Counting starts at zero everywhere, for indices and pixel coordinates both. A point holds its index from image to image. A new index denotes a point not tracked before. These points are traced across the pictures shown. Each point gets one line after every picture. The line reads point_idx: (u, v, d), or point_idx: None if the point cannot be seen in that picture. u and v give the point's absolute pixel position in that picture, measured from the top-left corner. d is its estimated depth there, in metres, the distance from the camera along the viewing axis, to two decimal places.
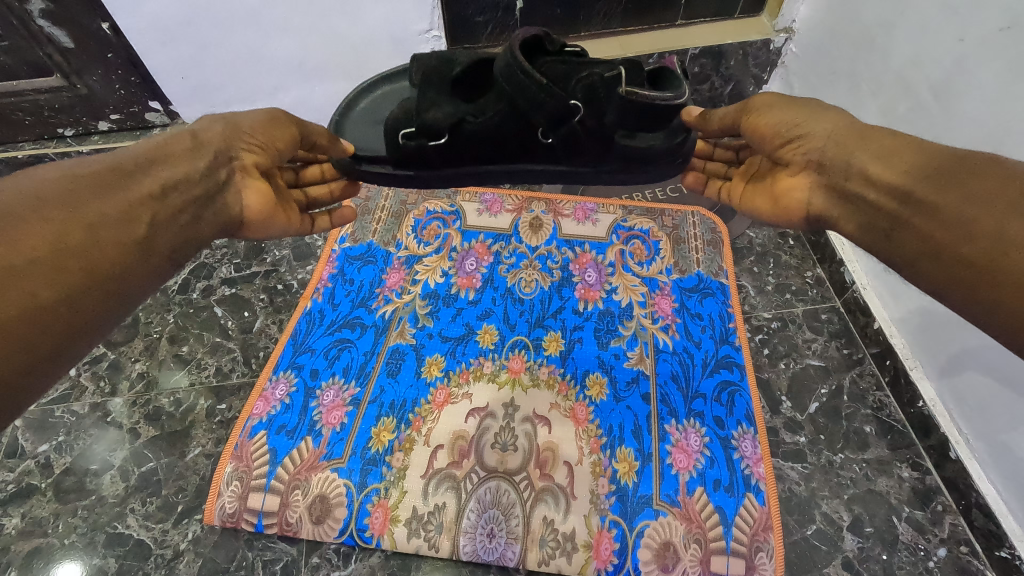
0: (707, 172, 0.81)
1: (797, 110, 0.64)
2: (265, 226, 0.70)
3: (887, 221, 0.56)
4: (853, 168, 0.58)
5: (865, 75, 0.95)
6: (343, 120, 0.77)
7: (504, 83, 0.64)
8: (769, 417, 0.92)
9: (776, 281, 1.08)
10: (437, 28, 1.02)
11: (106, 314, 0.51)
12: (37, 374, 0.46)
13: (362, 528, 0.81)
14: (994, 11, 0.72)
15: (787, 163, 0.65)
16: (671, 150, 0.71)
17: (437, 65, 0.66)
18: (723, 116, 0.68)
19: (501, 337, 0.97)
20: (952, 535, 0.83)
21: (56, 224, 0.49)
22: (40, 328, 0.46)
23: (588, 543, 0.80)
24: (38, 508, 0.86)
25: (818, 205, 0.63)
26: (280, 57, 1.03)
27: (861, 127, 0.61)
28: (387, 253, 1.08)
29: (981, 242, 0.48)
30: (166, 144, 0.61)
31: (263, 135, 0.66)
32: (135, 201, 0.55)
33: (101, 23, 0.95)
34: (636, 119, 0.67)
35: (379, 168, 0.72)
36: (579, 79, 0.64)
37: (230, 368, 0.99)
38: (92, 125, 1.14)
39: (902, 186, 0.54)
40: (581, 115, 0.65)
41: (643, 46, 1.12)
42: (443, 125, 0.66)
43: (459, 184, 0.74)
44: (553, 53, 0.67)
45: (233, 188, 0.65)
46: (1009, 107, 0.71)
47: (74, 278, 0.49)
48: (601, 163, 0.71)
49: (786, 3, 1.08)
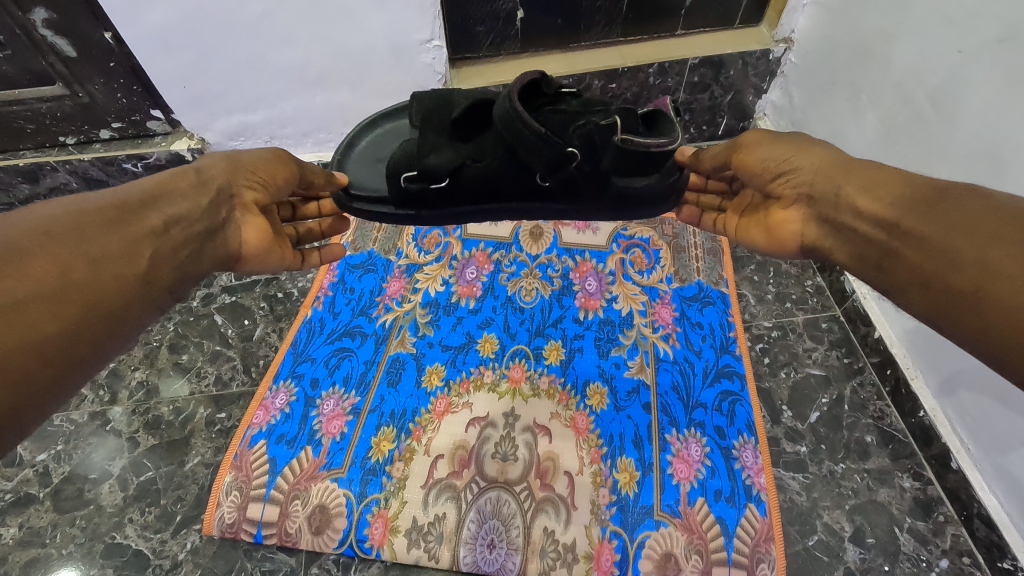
0: (701, 206, 0.84)
1: (785, 145, 0.65)
2: (262, 260, 0.70)
3: (878, 252, 0.56)
4: (841, 201, 0.59)
5: (865, 85, 0.96)
6: (345, 161, 0.77)
7: (502, 128, 0.64)
8: (770, 427, 0.92)
9: (776, 290, 1.07)
10: (438, 38, 1.01)
11: (104, 347, 0.51)
12: (35, 407, 0.45)
13: (362, 538, 0.81)
14: (992, 22, 0.73)
15: (779, 197, 0.66)
16: (665, 191, 0.71)
17: (438, 109, 0.68)
18: (714, 155, 0.72)
19: (502, 346, 0.97)
20: (954, 546, 0.83)
21: (62, 257, 0.49)
22: (39, 361, 0.46)
23: (589, 554, 0.79)
24: (37, 517, 0.86)
25: (811, 235, 0.64)
26: (282, 66, 1.03)
27: (845, 162, 0.62)
28: (388, 262, 1.08)
29: (967, 271, 0.48)
30: (170, 179, 0.61)
31: (264, 172, 0.67)
32: (138, 236, 0.55)
33: (103, 33, 0.96)
34: (633, 163, 0.68)
35: (382, 209, 0.73)
36: (576, 126, 0.63)
37: (230, 377, 0.99)
38: (94, 133, 1.13)
39: (892, 212, 0.55)
40: (579, 161, 0.65)
41: (642, 56, 1.13)
42: (443, 169, 0.66)
43: (459, 221, 0.75)
44: (550, 95, 0.68)
45: (233, 225, 0.65)
46: (1008, 118, 0.71)
47: (75, 311, 0.49)
48: (597, 203, 0.71)
49: (785, 13, 1.09)
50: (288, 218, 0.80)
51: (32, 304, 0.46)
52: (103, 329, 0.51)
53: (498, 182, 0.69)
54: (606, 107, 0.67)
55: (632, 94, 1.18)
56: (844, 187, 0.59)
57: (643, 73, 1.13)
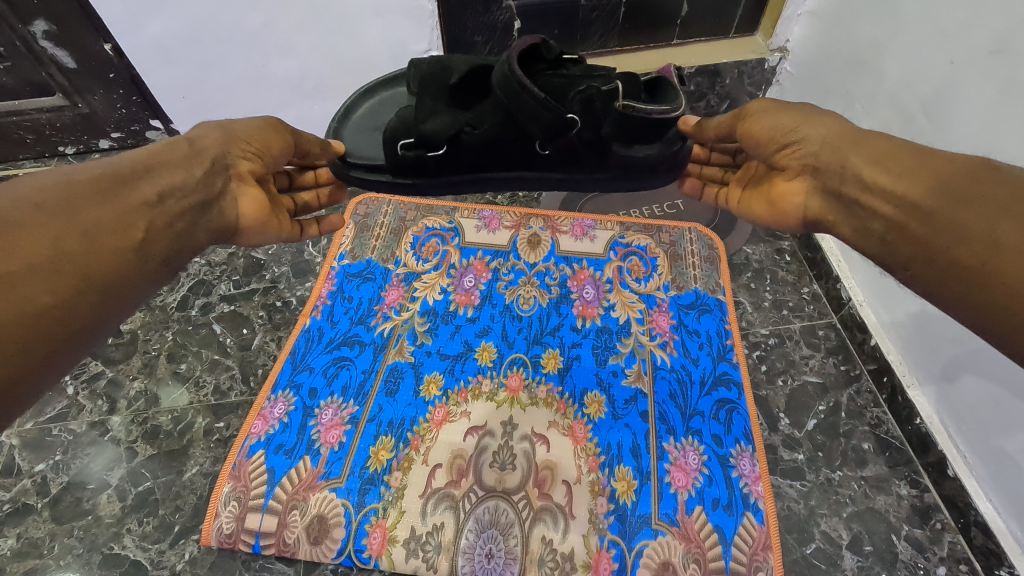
0: (703, 177, 0.83)
1: (793, 115, 0.64)
2: (260, 232, 0.70)
3: (882, 225, 0.57)
4: (847, 172, 0.59)
5: (859, 96, 0.96)
6: (341, 128, 0.77)
7: (499, 91, 0.64)
8: (767, 434, 0.92)
9: (773, 297, 1.08)
10: (436, 47, 1.03)
11: (102, 317, 0.52)
12: (33, 376, 0.47)
13: (360, 548, 0.81)
14: (983, 34, 0.73)
15: (783, 168, 0.65)
16: (668, 159, 0.72)
17: (435, 73, 0.67)
18: (718, 125, 0.69)
19: (499, 355, 0.97)
20: (952, 554, 0.83)
21: (53, 229, 0.49)
22: (37, 332, 0.47)
23: (588, 563, 0.79)
24: (35, 528, 0.85)
25: (814, 208, 0.64)
26: (281, 76, 1.04)
27: (852, 132, 0.61)
28: (386, 270, 1.09)
29: (973, 244, 0.48)
30: (162, 150, 0.60)
31: (258, 141, 0.67)
32: (131, 208, 0.55)
33: (103, 44, 0.97)
34: (634, 130, 0.69)
35: (378, 176, 0.73)
36: (576, 92, 0.64)
37: (229, 387, 0.99)
38: (93, 143, 1.14)
39: (899, 184, 0.55)
40: (578, 128, 0.65)
41: (639, 65, 1.14)
42: (441, 137, 0.67)
43: (455, 191, 0.75)
44: (550, 61, 0.69)
45: (229, 196, 0.65)
46: (1001, 128, 0.72)
47: (72, 282, 0.49)
48: (598, 171, 0.72)
49: (780, 22, 1.10)
50: (285, 188, 0.80)
51: (27, 274, 0.47)
52: (100, 300, 0.51)
53: (498, 150, 0.69)
54: (607, 72, 0.68)
55: None
56: (850, 158, 0.59)
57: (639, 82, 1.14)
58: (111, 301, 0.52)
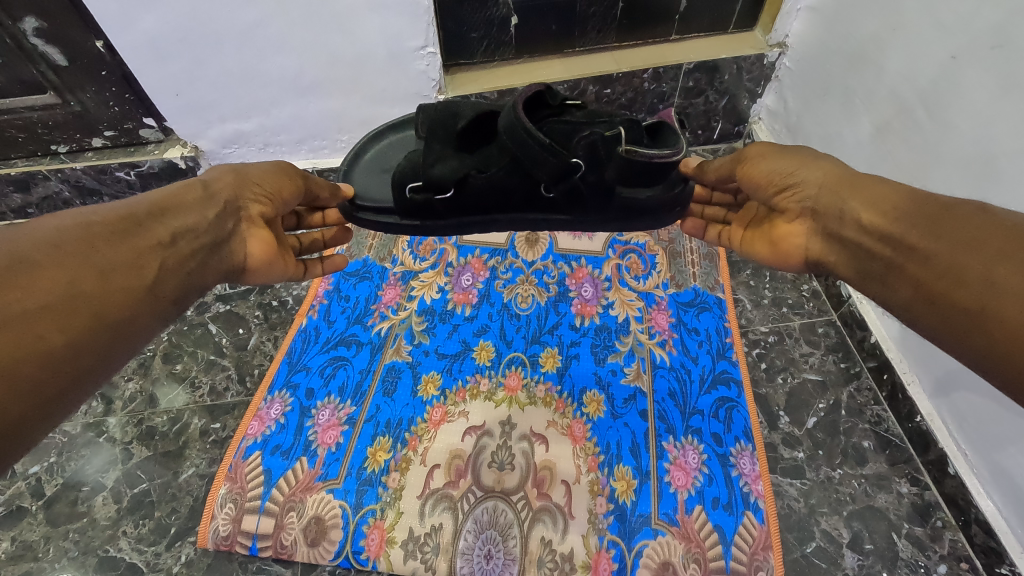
0: (705, 218, 0.82)
1: (789, 159, 0.65)
2: (266, 271, 0.69)
3: (882, 267, 0.56)
4: (846, 217, 0.59)
5: (859, 91, 0.96)
6: (351, 170, 0.77)
7: (505, 137, 0.64)
8: (767, 433, 0.92)
9: (772, 294, 1.07)
10: (433, 44, 1.01)
11: (113, 357, 0.50)
12: (40, 417, 0.44)
13: (358, 550, 0.80)
14: (984, 28, 0.73)
15: (783, 211, 0.66)
16: (669, 201, 0.71)
17: (443, 119, 0.68)
18: (719, 167, 0.72)
19: (498, 354, 0.97)
20: (952, 552, 0.82)
21: (69, 269, 0.49)
22: (47, 372, 0.45)
23: (587, 563, 0.79)
24: (29, 531, 0.85)
25: (815, 249, 0.64)
26: (275, 73, 1.03)
27: (851, 175, 0.61)
28: (383, 269, 1.08)
29: (971, 288, 0.47)
30: (177, 192, 0.60)
31: (270, 185, 0.67)
32: (146, 249, 0.54)
33: (94, 41, 0.96)
34: (637, 174, 0.67)
35: (387, 220, 0.73)
36: (581, 138, 0.63)
37: (225, 387, 0.98)
38: (86, 141, 1.12)
39: (894, 227, 0.55)
40: (582, 172, 0.65)
41: (637, 61, 1.13)
42: (449, 180, 0.67)
43: (464, 232, 0.75)
44: (555, 106, 0.69)
45: (237, 237, 0.64)
46: (1002, 125, 0.71)
47: (84, 321, 0.48)
48: (601, 214, 0.71)
49: (780, 18, 1.08)
50: (292, 228, 0.79)
51: (40, 314, 0.45)
52: (111, 340, 0.50)
53: (501, 193, 0.69)
54: (611, 118, 0.65)
55: (626, 100, 1.18)
56: (848, 203, 0.59)
57: (638, 78, 1.14)
58: (125, 333, 0.51)
